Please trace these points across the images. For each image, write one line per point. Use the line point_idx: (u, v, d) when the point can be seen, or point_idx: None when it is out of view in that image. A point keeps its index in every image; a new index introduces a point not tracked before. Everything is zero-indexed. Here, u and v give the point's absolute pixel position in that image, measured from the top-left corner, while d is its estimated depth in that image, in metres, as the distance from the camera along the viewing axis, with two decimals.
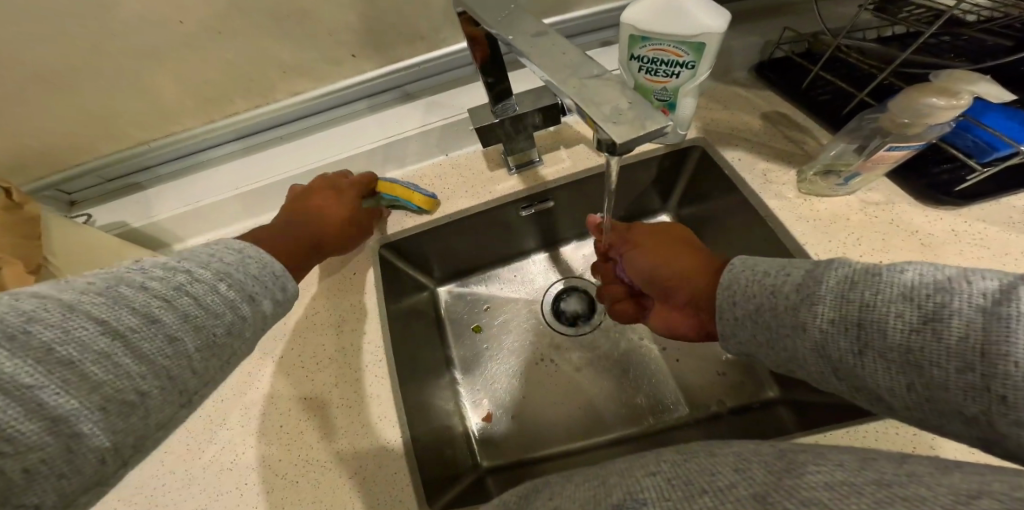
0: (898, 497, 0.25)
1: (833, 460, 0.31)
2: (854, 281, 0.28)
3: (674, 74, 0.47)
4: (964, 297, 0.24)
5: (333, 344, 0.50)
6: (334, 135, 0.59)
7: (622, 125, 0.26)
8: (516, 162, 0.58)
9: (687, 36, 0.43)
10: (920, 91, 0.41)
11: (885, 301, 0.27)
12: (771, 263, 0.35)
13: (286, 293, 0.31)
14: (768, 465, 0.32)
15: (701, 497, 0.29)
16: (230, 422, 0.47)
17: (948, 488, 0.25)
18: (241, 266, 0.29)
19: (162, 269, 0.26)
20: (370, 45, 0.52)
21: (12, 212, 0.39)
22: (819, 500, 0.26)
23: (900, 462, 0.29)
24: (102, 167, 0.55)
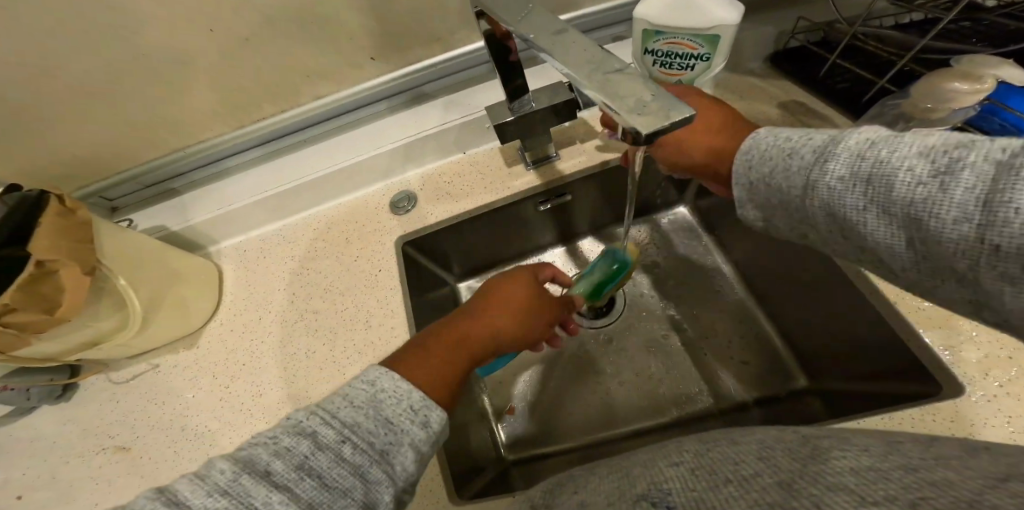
0: (928, 481, 0.25)
1: (860, 445, 0.31)
2: (873, 143, 0.27)
3: (689, 66, 0.47)
4: (982, 152, 0.23)
5: (362, 339, 0.52)
6: (355, 135, 0.60)
7: (647, 116, 0.26)
8: (533, 157, 0.59)
9: (701, 30, 0.43)
10: (944, 77, 0.43)
11: (899, 158, 0.26)
12: (793, 132, 0.33)
13: (429, 430, 0.28)
14: (792, 452, 0.32)
15: (726, 486, 0.30)
16: (269, 417, 0.50)
17: (979, 472, 0.26)
18: (372, 408, 0.27)
19: (291, 438, 0.25)
20: (388, 48, 0.54)
21: (66, 217, 0.42)
22: (845, 486, 0.26)
23: (929, 447, 0.29)
24: (143, 172, 0.58)
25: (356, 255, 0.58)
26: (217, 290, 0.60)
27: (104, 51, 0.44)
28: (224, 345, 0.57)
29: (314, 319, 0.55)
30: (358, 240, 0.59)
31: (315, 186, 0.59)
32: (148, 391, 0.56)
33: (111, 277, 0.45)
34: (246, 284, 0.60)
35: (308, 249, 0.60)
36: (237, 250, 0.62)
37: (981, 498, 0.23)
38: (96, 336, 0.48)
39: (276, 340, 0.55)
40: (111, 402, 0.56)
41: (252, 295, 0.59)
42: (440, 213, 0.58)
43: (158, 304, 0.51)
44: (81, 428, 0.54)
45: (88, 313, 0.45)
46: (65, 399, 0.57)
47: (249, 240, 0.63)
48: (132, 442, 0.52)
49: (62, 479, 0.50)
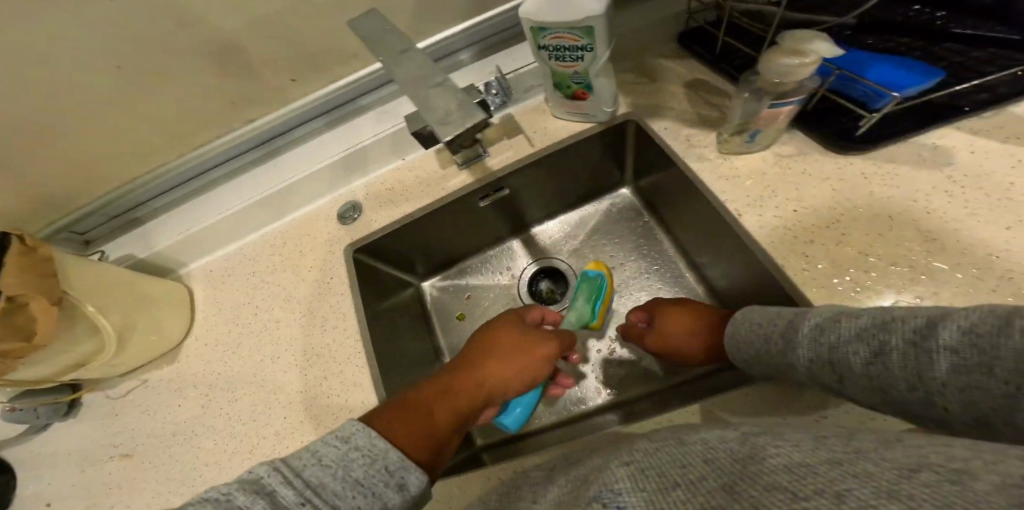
0: (848, 473, 0.26)
1: (790, 440, 0.33)
2: (822, 329, 0.32)
3: (579, 58, 0.50)
4: (900, 332, 0.28)
5: (318, 344, 0.54)
6: (297, 152, 0.61)
7: None
8: (465, 157, 0.60)
9: (574, 22, 0.46)
10: (778, 52, 0.43)
11: (845, 341, 0.30)
12: (765, 315, 0.39)
13: (402, 493, 0.30)
14: (733, 454, 0.33)
15: (673, 491, 0.31)
16: (249, 422, 0.52)
17: (893, 461, 0.26)
18: (341, 468, 0.29)
19: (253, 490, 0.26)
20: (304, 68, 0.55)
21: (27, 255, 0.42)
22: (779, 485, 0.27)
23: (851, 437, 0.31)
24: (100, 205, 0.59)
25: (309, 265, 0.59)
26: (189, 309, 0.61)
27: (24, 101, 0.44)
28: (202, 358, 0.58)
29: (274, 327, 0.56)
30: (310, 251, 0.60)
31: (269, 203, 0.60)
32: (141, 403, 0.58)
33: (79, 306, 0.47)
34: (215, 302, 0.61)
35: (268, 264, 0.61)
36: (207, 271, 0.64)
37: (896, 488, 0.23)
38: (78, 360, 0.50)
39: (245, 350, 0.56)
40: (108, 417, 0.58)
41: (221, 310, 0.60)
42: (383, 219, 0.59)
43: (132, 327, 0.53)
44: (88, 440, 0.57)
45: (63, 338, 0.46)
46: (74, 414, 0.59)
47: (215, 260, 0.64)
48: (135, 450, 0.54)
49: (82, 483, 0.53)
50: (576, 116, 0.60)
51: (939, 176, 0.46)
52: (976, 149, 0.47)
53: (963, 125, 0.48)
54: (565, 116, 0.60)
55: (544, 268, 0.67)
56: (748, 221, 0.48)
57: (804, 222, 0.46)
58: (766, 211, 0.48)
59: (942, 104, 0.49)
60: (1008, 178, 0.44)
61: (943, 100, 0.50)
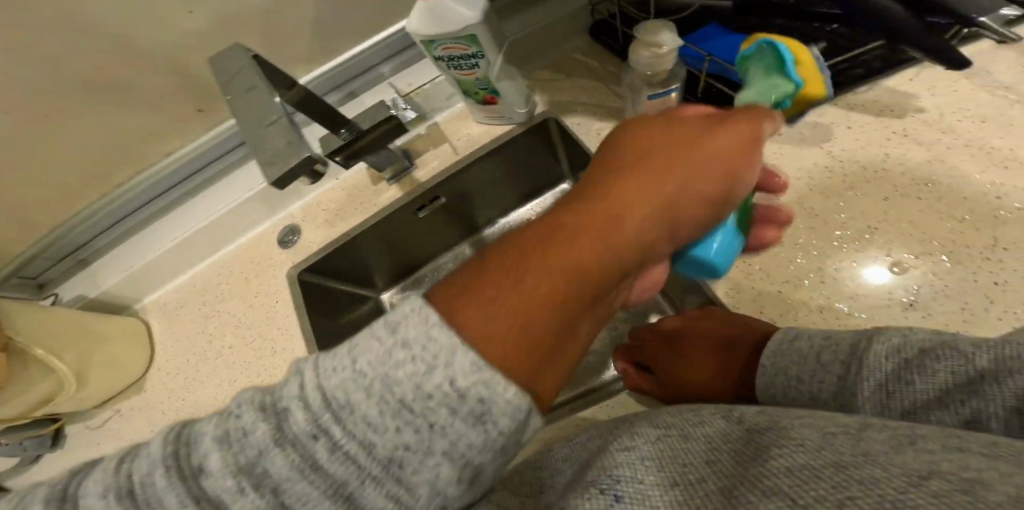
0: (852, 480, 0.24)
1: (796, 438, 0.31)
2: (886, 387, 0.29)
3: (474, 65, 0.48)
4: (993, 394, 0.24)
5: (270, 364, 0.52)
6: (228, 182, 0.59)
7: (274, 166, 0.30)
8: (391, 172, 0.58)
9: (456, 32, 0.43)
10: (635, 48, 0.45)
11: (922, 405, 0.27)
12: (802, 363, 0.36)
13: (482, 433, 0.20)
14: (735, 455, 0.33)
15: (670, 491, 0.32)
16: None
17: (899, 468, 0.24)
18: (382, 379, 0.20)
19: (279, 402, 0.21)
20: (208, 98, 0.53)
21: None
22: (778, 490, 0.26)
23: (856, 438, 0.28)
24: (46, 244, 0.57)
25: (257, 289, 0.57)
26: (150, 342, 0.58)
27: None
28: (166, 387, 0.55)
29: (229, 351, 0.55)
30: (257, 276, 0.58)
31: (207, 233, 0.58)
32: (121, 433, 0.55)
33: (28, 350, 0.43)
34: (173, 332, 0.58)
35: (217, 292, 0.59)
36: (163, 303, 0.60)
37: (901, 496, 0.21)
38: (44, 397, 0.47)
39: (203, 377, 0.54)
40: (83, 450, 0.55)
41: (180, 341, 0.57)
42: (320, 240, 0.58)
43: (90, 365, 0.50)
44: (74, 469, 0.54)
45: (15, 384, 0.43)
46: (61, 446, 0.56)
47: (170, 292, 0.61)
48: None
49: None
50: (497, 120, 0.58)
51: (817, 152, 0.49)
52: (853, 123, 0.49)
53: (842, 100, 0.51)
54: (487, 121, 0.58)
55: None
56: None
57: None
58: None
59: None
60: (886, 147, 0.47)
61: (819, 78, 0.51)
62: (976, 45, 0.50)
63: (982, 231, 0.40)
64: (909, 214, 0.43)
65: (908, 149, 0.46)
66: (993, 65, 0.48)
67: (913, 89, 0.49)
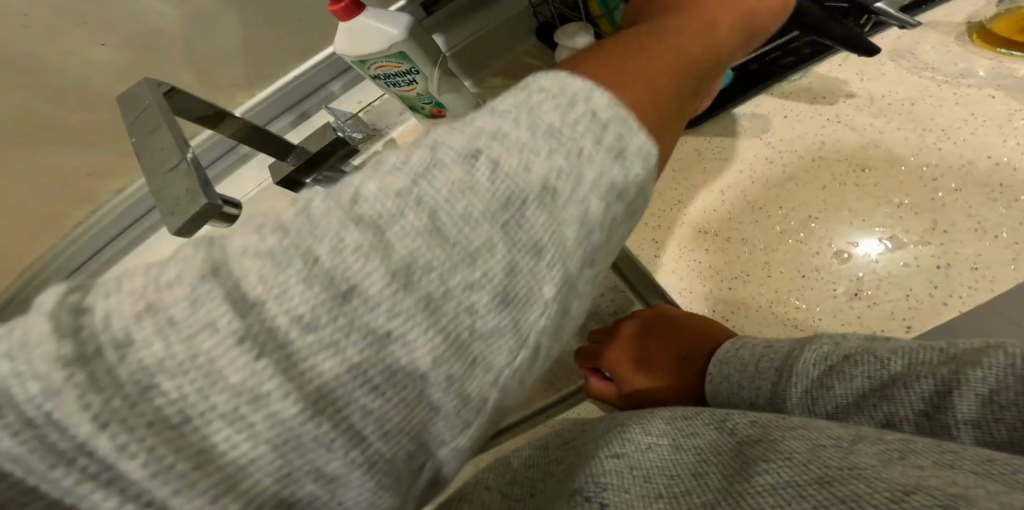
0: (829, 499, 0.25)
1: (783, 450, 0.31)
2: (814, 389, 0.36)
3: (412, 81, 0.49)
4: (908, 397, 0.31)
5: None
6: None
7: (175, 217, 0.31)
8: None
9: (385, 50, 0.45)
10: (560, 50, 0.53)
11: (846, 403, 0.34)
12: (741, 370, 0.41)
13: (620, 163, 0.20)
14: (724, 468, 0.33)
15: (658, 503, 0.33)
16: None
17: (886, 484, 0.25)
18: (535, 117, 0.19)
19: (426, 149, 0.19)
20: None
21: None
22: (753, 509, 0.28)
23: (846, 452, 0.29)
24: (12, 295, 0.57)
25: None
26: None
27: None
28: None
29: None
30: None
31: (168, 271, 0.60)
32: None
33: None
34: None
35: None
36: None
37: None
38: None
39: None
40: None
41: None
42: None
43: None
44: None
45: None
46: None
47: None
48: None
49: None
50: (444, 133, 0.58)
51: (758, 143, 0.55)
52: (788, 112, 0.56)
53: (777, 90, 0.57)
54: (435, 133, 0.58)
55: None
56: None
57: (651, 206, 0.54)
58: None
59: (756, 71, 0.58)
60: (820, 133, 0.54)
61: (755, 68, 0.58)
62: (885, 33, 0.58)
63: (922, 216, 0.47)
64: (846, 203, 0.49)
65: (843, 135, 0.53)
66: (917, 47, 0.57)
67: (840, 73, 0.57)
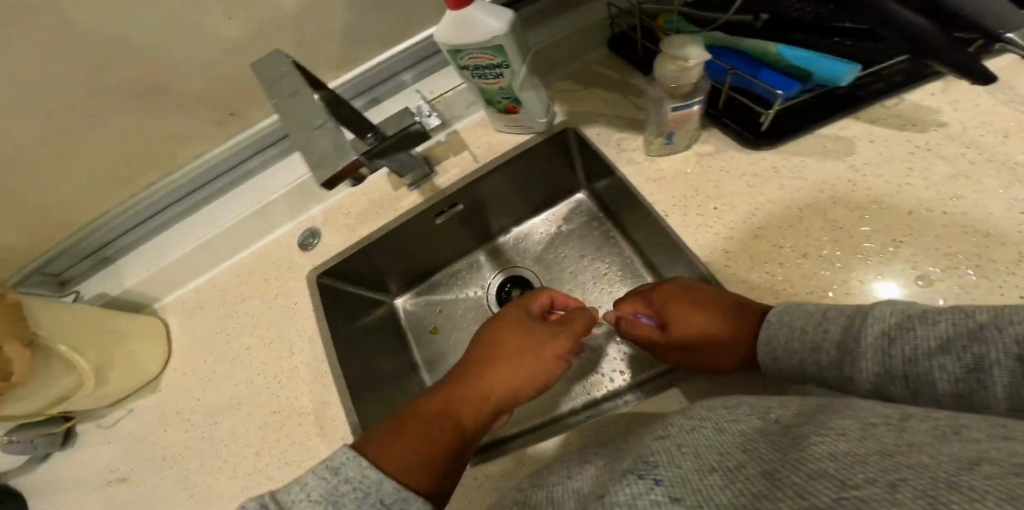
0: (904, 463, 0.21)
1: (835, 428, 0.28)
2: (890, 337, 0.29)
3: (499, 75, 0.48)
4: (999, 344, 0.24)
5: (288, 367, 0.51)
6: (258, 182, 0.59)
7: (324, 169, 0.32)
8: (413, 178, 0.58)
9: (484, 42, 0.44)
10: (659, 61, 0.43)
11: (925, 356, 0.27)
12: (806, 318, 0.35)
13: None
14: (774, 444, 0.29)
15: (712, 476, 0.29)
16: (239, 451, 0.48)
17: (947, 457, 0.21)
18: (338, 498, 0.27)
19: (277, 508, 0.27)
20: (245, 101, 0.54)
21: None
22: (826, 472, 0.23)
23: (898, 430, 0.25)
24: (78, 240, 0.57)
25: (275, 291, 0.57)
26: (164, 335, 0.57)
27: None
28: (182, 386, 0.55)
29: (246, 352, 0.54)
30: (275, 280, 0.58)
31: (229, 237, 0.58)
32: (126, 435, 0.53)
33: (49, 347, 0.42)
34: (191, 331, 0.58)
35: (235, 294, 0.59)
36: (183, 303, 0.60)
37: (955, 477, 0.19)
38: (62, 395, 0.46)
39: (222, 380, 0.53)
40: (93, 450, 0.53)
41: (196, 340, 0.57)
42: (339, 244, 0.57)
43: (108, 363, 0.49)
44: (78, 470, 0.53)
45: (42, 376, 0.42)
46: (71, 445, 0.55)
47: (190, 291, 0.60)
48: (132, 472, 0.50)
49: None
50: (517, 129, 0.58)
51: (841, 165, 0.46)
52: (875, 138, 0.47)
53: (863, 115, 0.49)
54: (505, 130, 0.58)
55: (510, 278, 0.64)
56: (674, 221, 0.48)
57: (726, 219, 0.47)
58: (689, 212, 0.48)
59: (841, 96, 0.49)
60: (908, 163, 0.45)
61: (840, 93, 0.50)
62: None
63: None
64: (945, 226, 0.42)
65: (931, 163, 0.44)
66: None
67: (935, 104, 0.48)
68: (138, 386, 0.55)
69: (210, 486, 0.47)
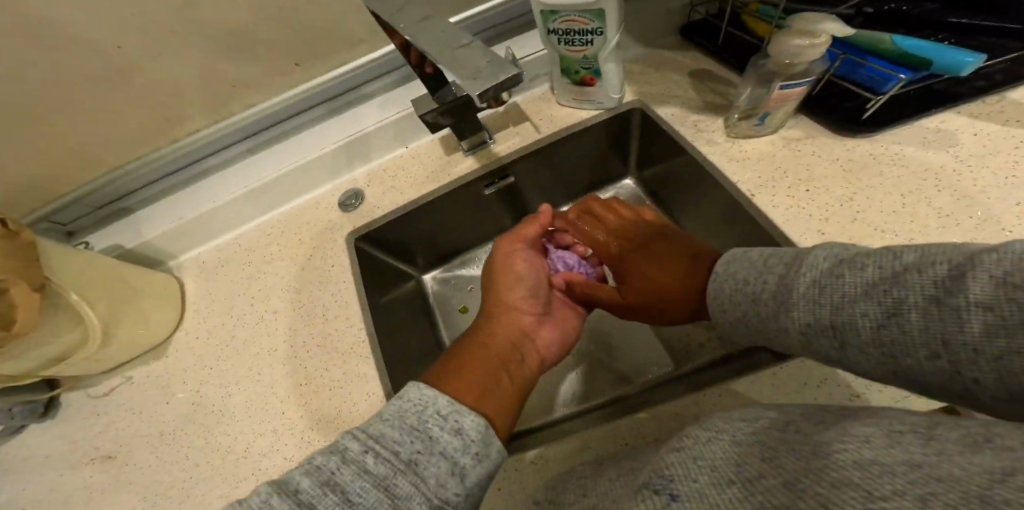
0: (931, 476, 0.19)
1: (858, 435, 0.25)
2: (820, 285, 0.29)
3: (588, 42, 0.49)
4: (918, 289, 0.24)
5: (320, 333, 0.51)
6: (303, 137, 0.61)
7: (479, 80, 0.33)
8: (470, 142, 0.59)
9: (587, 6, 0.45)
10: (786, 35, 0.43)
11: (852, 302, 0.27)
12: (749, 269, 0.35)
13: (459, 437, 0.29)
14: (794, 454, 0.26)
15: (732, 490, 0.26)
16: (254, 422, 0.47)
17: (978, 467, 0.19)
18: (398, 420, 0.29)
19: (343, 439, 0.28)
20: (313, 53, 0.55)
21: (10, 239, 0.37)
22: (849, 482, 0.21)
23: (926, 439, 0.23)
24: (98, 189, 0.57)
25: (311, 253, 0.57)
26: (180, 305, 0.56)
27: (28, 84, 0.45)
28: (193, 353, 0.54)
29: (275, 315, 0.53)
30: (309, 244, 0.58)
31: (264, 193, 0.59)
32: (125, 402, 0.52)
33: (62, 294, 0.42)
34: (210, 293, 0.57)
35: (264, 254, 0.58)
36: (201, 262, 0.60)
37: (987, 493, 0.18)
38: (57, 355, 0.44)
39: (241, 343, 0.53)
40: (84, 418, 0.52)
41: (215, 299, 0.57)
42: (388, 205, 0.58)
43: (118, 320, 0.48)
44: (66, 438, 0.51)
45: (50, 329, 0.41)
46: (49, 417, 0.52)
47: (210, 251, 0.61)
48: (118, 450, 0.49)
49: (48, 500, 0.47)
50: (585, 103, 0.59)
51: (944, 156, 0.47)
52: (979, 131, 0.47)
53: (964, 110, 0.49)
54: (575, 104, 0.60)
55: None
56: (761, 201, 0.48)
57: (820, 201, 0.47)
58: (778, 192, 0.49)
59: (942, 90, 0.50)
60: (1013, 155, 0.45)
61: (940, 87, 0.50)
62: None
63: None
64: None
65: None
66: None
67: None
68: (140, 353, 0.54)
69: (225, 452, 0.46)
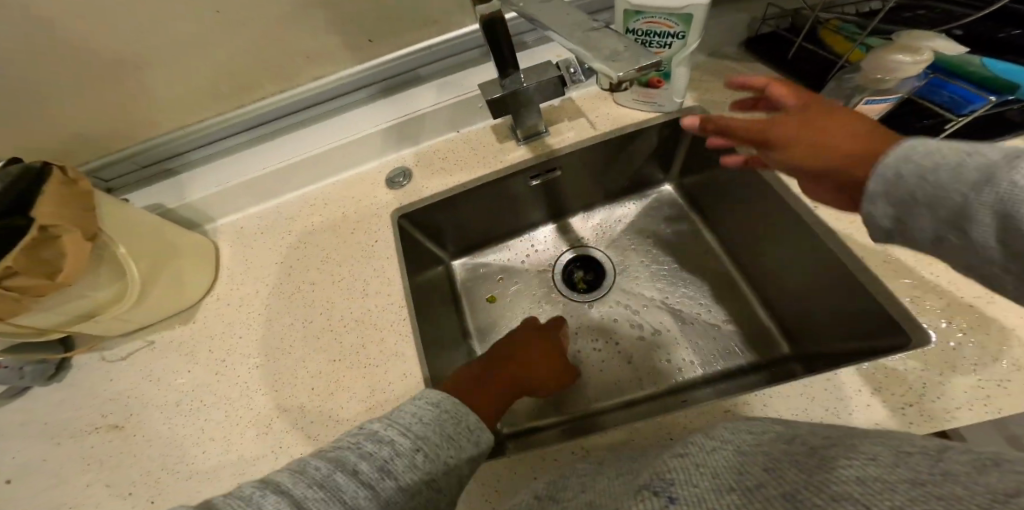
0: (932, 493, 0.20)
1: (866, 452, 0.26)
2: None
3: (667, 44, 0.51)
4: None
5: (361, 306, 0.53)
6: (358, 114, 0.63)
7: (619, 63, 0.34)
8: (525, 134, 0.62)
9: (676, 8, 0.47)
10: (885, 50, 0.45)
11: None
12: None
13: (478, 449, 0.33)
14: (798, 464, 0.27)
15: (729, 494, 0.26)
16: (277, 392, 0.49)
17: (983, 488, 0.20)
18: (438, 423, 0.32)
19: (385, 428, 0.30)
20: (386, 29, 0.58)
21: (68, 188, 0.40)
22: (847, 496, 0.22)
23: (935, 459, 0.24)
24: (147, 147, 0.60)
25: (354, 228, 0.59)
26: (215, 266, 0.59)
27: (117, 42, 0.47)
28: (222, 319, 0.56)
29: (314, 288, 0.55)
30: (349, 221, 0.60)
31: (309, 166, 0.61)
32: (143, 367, 0.54)
33: (111, 245, 0.44)
34: (244, 260, 0.59)
35: (306, 224, 0.61)
36: (237, 228, 0.62)
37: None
38: (89, 310, 0.46)
39: (272, 313, 0.54)
40: (100, 379, 0.54)
41: (246, 265, 0.59)
42: (437, 186, 0.60)
43: (153, 282, 0.50)
44: (81, 399, 0.52)
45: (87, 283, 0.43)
46: (57, 380, 0.54)
47: (245, 218, 0.63)
48: (126, 420, 0.50)
49: (46, 465, 0.48)
50: (647, 105, 0.61)
51: None
52: None
53: None
54: (633, 104, 0.61)
55: (579, 256, 0.69)
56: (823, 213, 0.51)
57: None
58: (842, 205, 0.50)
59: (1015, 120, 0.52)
60: None
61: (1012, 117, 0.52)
62: None
63: None
64: None
65: None
66: None
67: None
68: (163, 317, 0.56)
69: (248, 421, 0.48)
